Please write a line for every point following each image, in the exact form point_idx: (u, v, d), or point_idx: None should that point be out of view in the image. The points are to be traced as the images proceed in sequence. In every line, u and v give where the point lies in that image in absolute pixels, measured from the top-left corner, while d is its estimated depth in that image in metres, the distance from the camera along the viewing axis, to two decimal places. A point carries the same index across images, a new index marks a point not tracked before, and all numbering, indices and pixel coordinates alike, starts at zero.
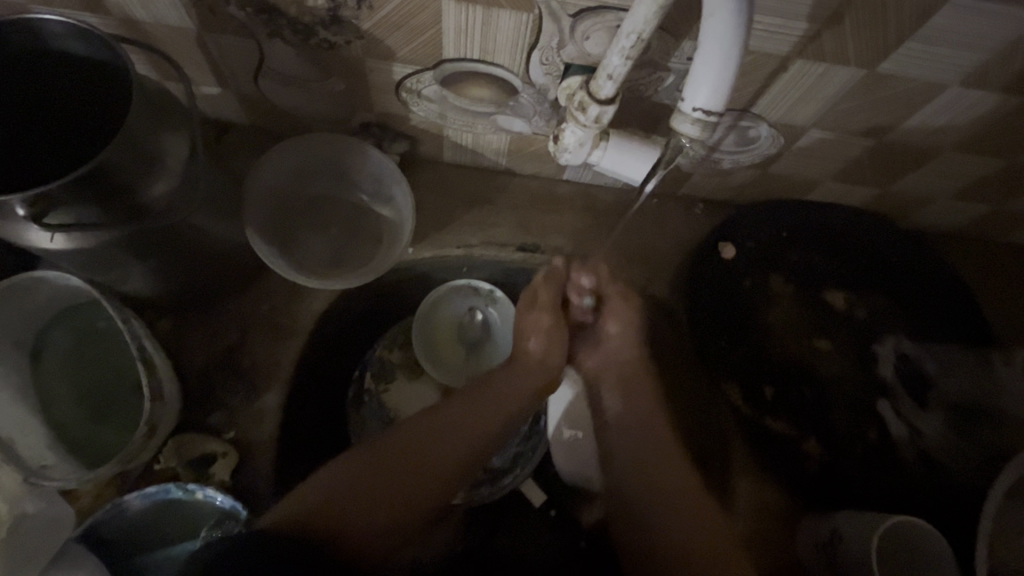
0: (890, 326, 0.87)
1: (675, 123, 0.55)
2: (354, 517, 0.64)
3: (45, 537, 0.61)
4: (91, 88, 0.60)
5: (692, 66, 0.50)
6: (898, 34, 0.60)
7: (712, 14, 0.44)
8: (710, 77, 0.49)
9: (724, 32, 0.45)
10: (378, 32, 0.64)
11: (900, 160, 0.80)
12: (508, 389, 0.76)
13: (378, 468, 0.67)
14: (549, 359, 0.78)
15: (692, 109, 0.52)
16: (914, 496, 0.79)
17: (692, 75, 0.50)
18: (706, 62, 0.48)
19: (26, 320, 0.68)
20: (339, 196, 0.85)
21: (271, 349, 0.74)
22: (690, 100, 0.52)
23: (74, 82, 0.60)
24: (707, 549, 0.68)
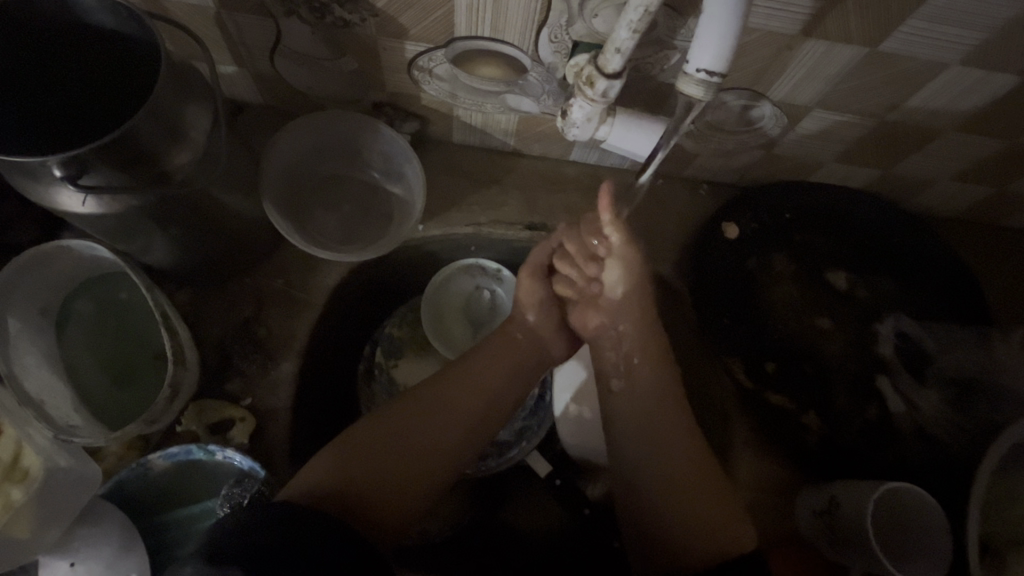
0: (890, 306, 0.89)
1: (679, 85, 0.56)
2: (368, 482, 0.67)
3: (72, 496, 0.61)
4: (124, 77, 0.63)
5: (696, 30, 0.52)
6: (900, 13, 0.61)
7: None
8: (715, 35, 0.51)
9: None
10: (392, 10, 0.67)
11: (902, 141, 0.81)
12: (510, 362, 0.80)
13: (393, 438, 0.70)
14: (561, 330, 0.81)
15: (696, 71, 0.53)
16: (912, 467, 0.80)
17: (697, 39, 0.52)
18: (708, 25, 0.51)
19: (50, 288, 0.69)
20: (351, 174, 0.87)
21: (286, 322, 0.77)
22: (694, 61, 0.53)
23: (107, 73, 0.64)
24: (704, 526, 0.70)
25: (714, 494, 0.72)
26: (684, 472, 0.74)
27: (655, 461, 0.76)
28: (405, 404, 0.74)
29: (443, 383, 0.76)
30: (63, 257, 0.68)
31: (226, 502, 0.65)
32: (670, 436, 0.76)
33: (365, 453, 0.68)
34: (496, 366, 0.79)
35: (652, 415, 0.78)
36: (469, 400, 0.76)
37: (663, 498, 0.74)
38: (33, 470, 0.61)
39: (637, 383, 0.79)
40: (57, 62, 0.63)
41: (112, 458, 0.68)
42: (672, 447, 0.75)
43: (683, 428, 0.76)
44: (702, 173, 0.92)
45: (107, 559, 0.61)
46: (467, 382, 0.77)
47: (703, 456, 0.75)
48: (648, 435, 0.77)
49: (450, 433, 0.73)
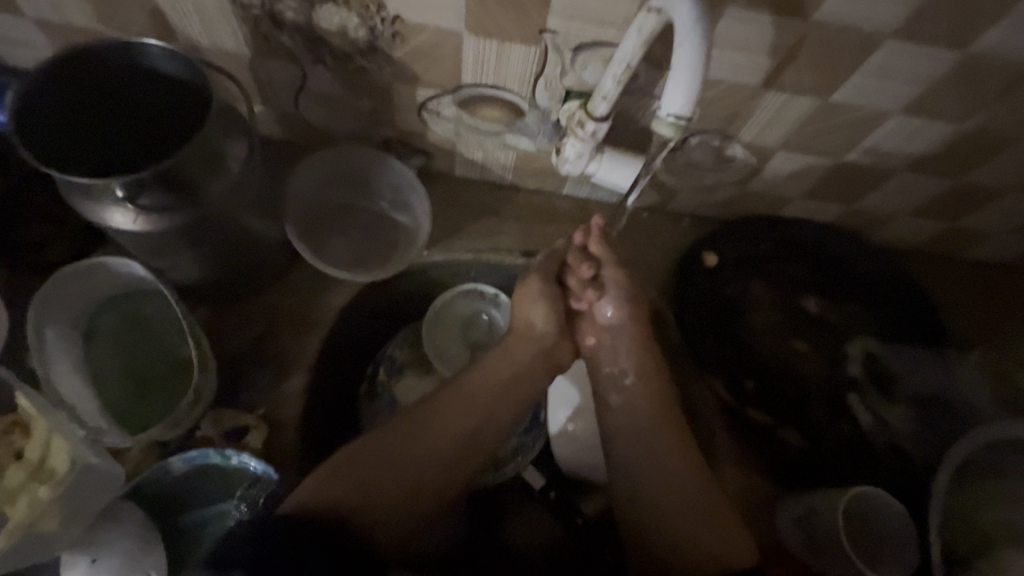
0: (859, 330, 0.97)
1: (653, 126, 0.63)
2: (377, 493, 0.72)
3: (97, 493, 0.65)
4: (174, 114, 0.71)
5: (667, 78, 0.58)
6: (845, 69, 0.71)
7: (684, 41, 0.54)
8: (682, 84, 0.57)
9: (689, 52, 0.54)
10: (408, 60, 0.76)
11: (858, 179, 0.91)
12: (503, 374, 0.84)
13: (397, 452, 0.75)
14: (556, 345, 0.87)
15: (667, 115, 0.60)
16: (884, 474, 0.86)
17: (668, 86, 0.58)
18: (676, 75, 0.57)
19: (82, 301, 0.75)
20: (360, 203, 0.94)
21: (299, 337, 0.82)
22: (666, 107, 0.59)
23: (154, 110, 0.72)
24: (697, 537, 0.77)
25: (701, 507, 0.78)
26: (671, 489, 0.80)
27: (647, 479, 0.82)
28: (407, 417, 0.79)
29: (442, 400, 0.81)
30: (100, 273, 0.74)
31: (243, 502, 0.71)
32: (659, 452, 0.81)
33: (370, 464, 0.73)
34: (490, 380, 0.83)
35: (646, 427, 0.83)
36: (465, 415, 0.80)
37: (647, 512, 0.81)
38: (60, 469, 0.64)
39: (633, 396, 0.84)
40: (114, 101, 0.71)
41: (131, 463, 0.72)
42: (660, 468, 0.81)
43: (669, 446, 0.82)
44: (683, 207, 1.01)
45: (125, 556, 0.65)
46: (468, 401, 0.81)
47: (692, 473, 0.80)
48: (642, 446, 0.83)
49: (449, 446, 0.78)
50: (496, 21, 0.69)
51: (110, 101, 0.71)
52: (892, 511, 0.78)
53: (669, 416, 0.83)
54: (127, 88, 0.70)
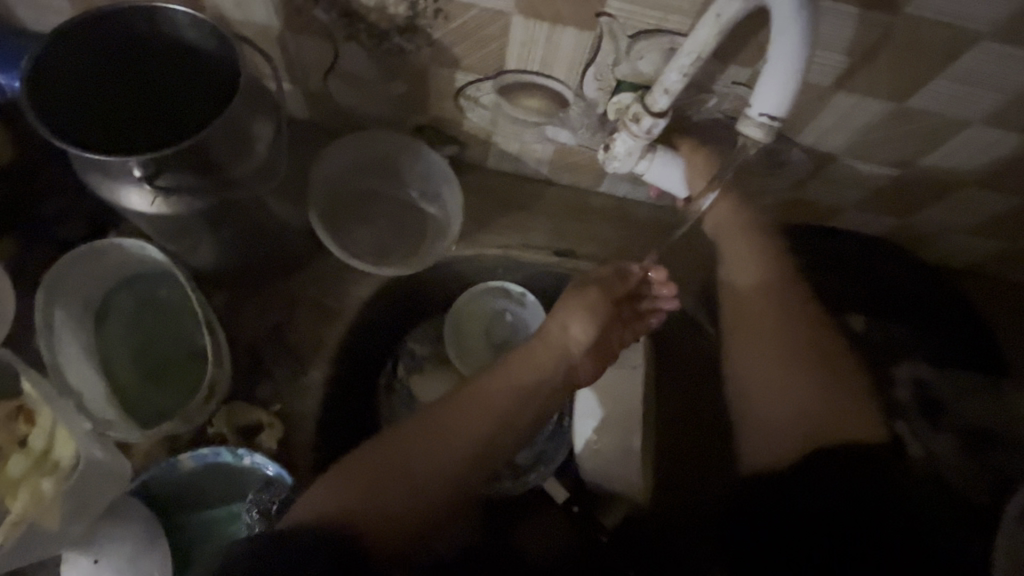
0: (909, 352, 0.91)
1: (740, 127, 0.59)
2: (384, 502, 0.65)
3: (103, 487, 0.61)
4: (198, 89, 0.67)
5: (759, 77, 0.54)
6: (927, 71, 0.65)
7: (782, 33, 0.49)
8: (778, 85, 0.53)
9: (788, 47, 0.50)
10: (449, 41, 0.71)
11: (920, 193, 0.84)
12: (520, 372, 0.76)
13: (405, 457, 0.68)
14: (581, 349, 0.79)
15: (758, 115, 0.56)
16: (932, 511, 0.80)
17: (757, 89, 0.55)
18: (772, 75, 0.53)
19: (96, 280, 0.71)
20: (387, 192, 0.89)
21: (317, 330, 0.78)
22: (757, 107, 0.56)
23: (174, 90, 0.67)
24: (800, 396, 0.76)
25: (814, 400, 0.75)
26: (778, 393, 0.77)
27: (749, 380, 0.80)
28: (419, 417, 0.71)
29: (461, 400, 0.73)
30: (113, 253, 0.70)
31: (254, 507, 0.66)
32: (767, 306, 0.81)
33: (378, 471, 0.67)
34: (511, 379, 0.75)
35: (757, 279, 0.82)
36: (490, 408, 0.73)
37: (748, 427, 0.78)
38: (64, 459, 0.60)
39: (735, 249, 0.83)
40: (132, 72, 0.66)
41: (140, 456, 0.69)
42: (759, 363, 0.79)
43: (778, 301, 0.81)
44: None
45: (130, 555, 0.62)
46: (482, 404, 0.73)
47: (797, 356, 0.78)
48: (749, 303, 0.82)
49: (467, 443, 0.71)
50: (550, 3, 0.63)
51: (128, 72, 0.66)
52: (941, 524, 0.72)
53: (771, 312, 0.81)
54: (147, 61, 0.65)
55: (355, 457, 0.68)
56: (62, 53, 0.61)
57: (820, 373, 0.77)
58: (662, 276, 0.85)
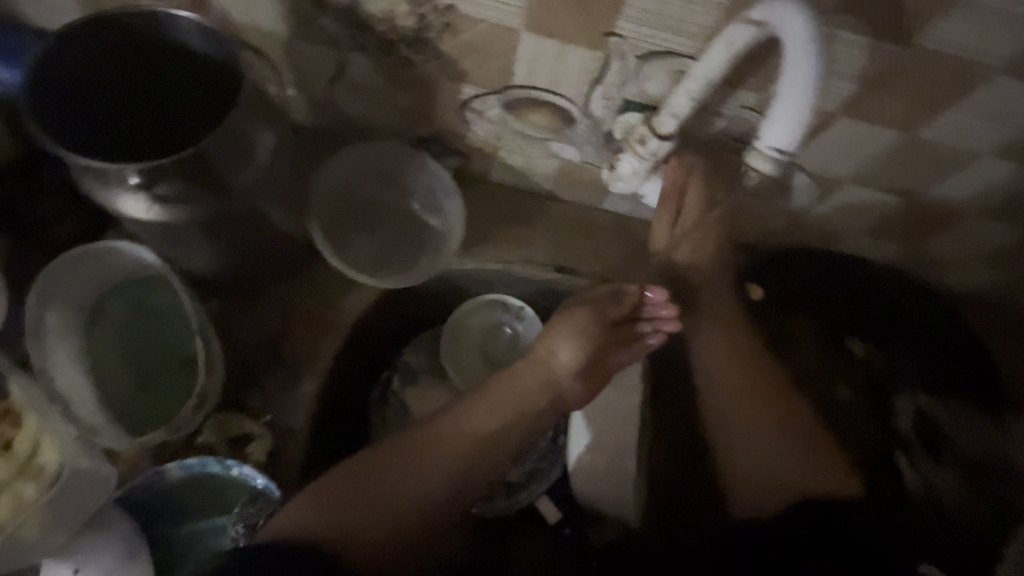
0: (908, 382, 0.92)
1: (748, 158, 0.59)
2: (363, 527, 0.66)
3: (87, 497, 0.60)
4: (199, 98, 0.67)
5: (770, 108, 0.53)
6: (938, 102, 0.64)
7: (793, 66, 0.49)
8: (787, 118, 0.52)
9: (798, 82, 0.49)
10: (456, 54, 0.70)
11: (927, 224, 0.83)
12: (507, 395, 0.75)
13: (391, 476, 0.68)
14: (573, 374, 0.78)
15: (767, 147, 0.56)
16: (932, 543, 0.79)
17: (767, 119, 0.54)
18: (781, 107, 0.52)
19: (90, 284, 0.71)
20: (389, 203, 0.88)
21: (313, 341, 0.77)
22: (765, 139, 0.55)
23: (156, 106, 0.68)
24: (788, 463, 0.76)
25: (785, 450, 0.77)
26: (749, 438, 0.79)
27: (729, 444, 0.81)
28: (405, 435, 0.71)
29: (445, 424, 0.72)
30: (107, 257, 0.69)
31: (240, 520, 0.65)
32: (744, 355, 0.83)
33: (361, 490, 0.66)
34: (496, 404, 0.74)
35: (725, 332, 0.84)
36: (472, 426, 0.72)
37: (727, 459, 0.81)
38: (51, 467, 0.60)
39: (710, 300, 0.86)
40: (132, 79, 0.66)
41: (127, 464, 0.68)
42: (732, 427, 0.80)
43: (748, 349, 0.83)
44: None
45: (113, 564, 0.61)
46: (462, 426, 0.72)
47: (760, 413, 0.79)
48: (732, 351, 0.83)
49: (451, 463, 0.70)
50: (559, 21, 0.62)
51: (128, 79, 0.66)
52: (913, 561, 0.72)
53: (726, 352, 0.83)
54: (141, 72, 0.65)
55: (339, 471, 0.68)
56: (67, 44, 0.59)
57: (792, 423, 0.79)
58: (660, 297, 0.82)
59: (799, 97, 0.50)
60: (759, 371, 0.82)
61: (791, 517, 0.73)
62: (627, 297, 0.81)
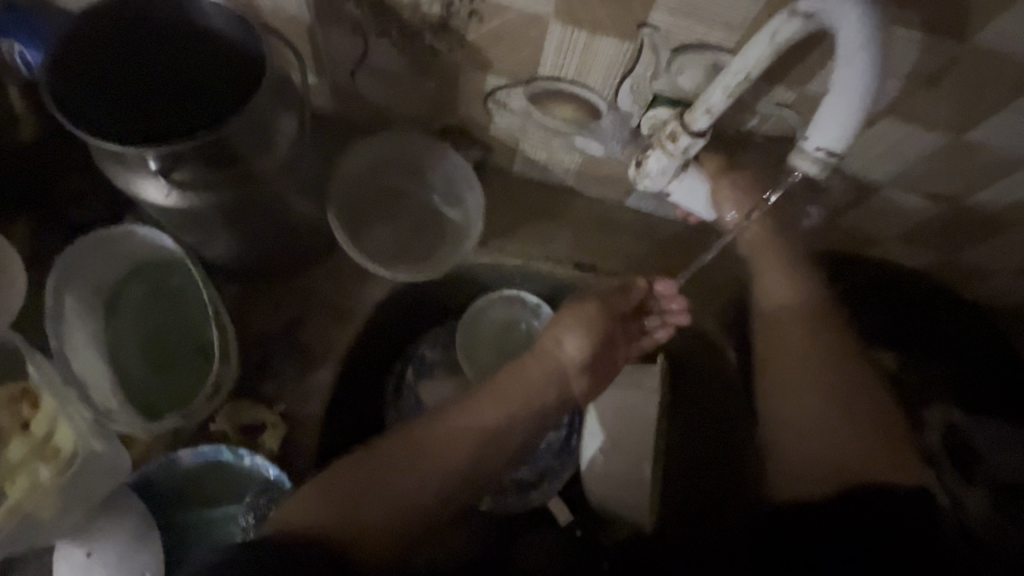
0: (938, 395, 0.88)
1: (793, 158, 0.57)
2: (368, 515, 0.62)
3: (103, 480, 0.61)
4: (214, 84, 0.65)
5: (820, 107, 0.52)
6: (990, 103, 0.61)
7: (848, 62, 0.47)
8: (838, 117, 0.50)
9: (852, 80, 0.47)
10: (482, 43, 0.68)
11: (968, 232, 0.79)
12: (517, 385, 0.73)
13: (396, 467, 0.65)
14: (580, 369, 0.76)
15: (815, 148, 0.54)
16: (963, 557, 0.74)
17: (816, 118, 0.52)
18: (833, 105, 0.51)
19: (109, 268, 0.71)
20: (408, 193, 0.87)
21: (328, 332, 0.76)
22: (814, 138, 0.54)
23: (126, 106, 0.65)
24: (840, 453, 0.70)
25: (845, 439, 0.70)
26: (809, 413, 0.72)
27: (774, 429, 0.75)
28: (427, 421, 0.69)
29: (463, 414, 0.70)
30: (128, 240, 0.69)
31: (249, 512, 0.64)
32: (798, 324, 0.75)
33: (370, 477, 0.64)
34: (508, 392, 0.72)
35: (788, 285, 0.76)
36: (498, 416, 0.71)
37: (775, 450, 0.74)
38: (66, 449, 0.61)
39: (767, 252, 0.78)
40: (149, 63, 0.64)
41: (142, 448, 0.68)
42: (772, 397, 0.75)
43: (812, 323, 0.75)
44: None
45: (122, 550, 0.61)
46: (471, 418, 0.69)
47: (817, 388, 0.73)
48: (791, 313, 0.76)
49: (470, 453, 0.68)
50: (590, 10, 0.60)
51: (145, 62, 0.64)
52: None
53: (792, 325, 0.75)
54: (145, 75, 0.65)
55: (351, 459, 0.65)
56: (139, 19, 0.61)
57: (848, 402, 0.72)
58: (669, 289, 0.81)
59: (853, 96, 0.49)
60: (826, 338, 0.75)
61: (834, 508, 0.68)
62: (636, 291, 0.79)
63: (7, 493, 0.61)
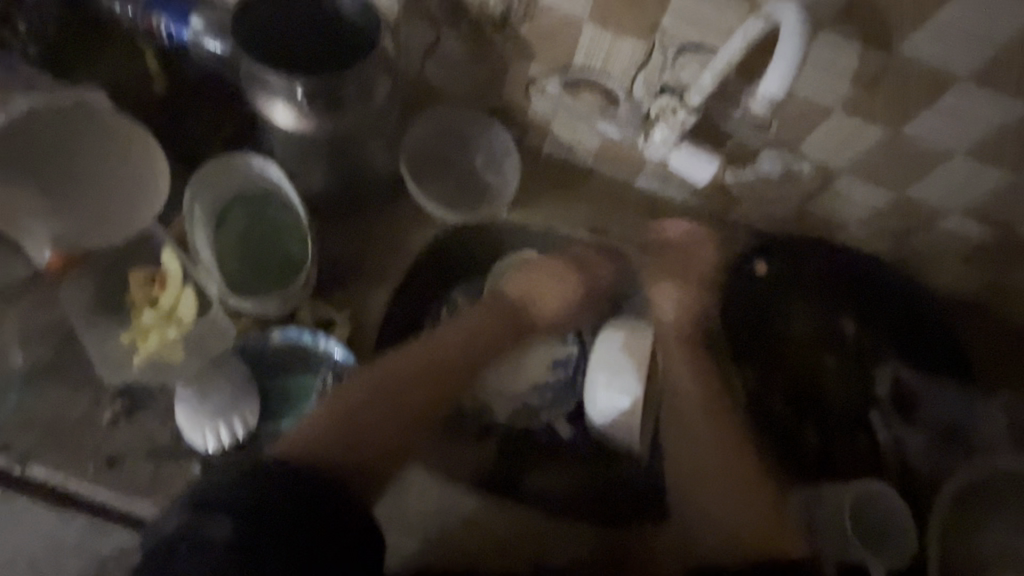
0: (890, 355, 1.02)
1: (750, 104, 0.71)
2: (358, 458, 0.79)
3: (214, 338, 0.79)
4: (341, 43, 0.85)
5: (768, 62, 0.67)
6: (918, 102, 0.79)
7: (787, 37, 0.64)
8: (780, 67, 0.66)
9: (790, 46, 0.64)
10: (530, 37, 0.88)
11: (913, 219, 0.97)
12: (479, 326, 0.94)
13: (356, 413, 0.80)
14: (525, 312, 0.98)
15: (764, 94, 0.68)
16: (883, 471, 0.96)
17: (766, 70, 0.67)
18: (777, 59, 0.66)
19: (219, 189, 0.87)
20: (457, 157, 1.05)
21: (385, 262, 0.94)
22: (763, 86, 0.68)
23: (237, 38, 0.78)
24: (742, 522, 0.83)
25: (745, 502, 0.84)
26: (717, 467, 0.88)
27: (688, 473, 0.89)
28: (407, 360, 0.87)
29: (427, 356, 0.88)
30: (239, 166, 0.87)
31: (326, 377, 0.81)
32: (693, 429, 0.91)
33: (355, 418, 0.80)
34: (459, 342, 0.91)
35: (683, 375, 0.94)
36: (454, 357, 0.89)
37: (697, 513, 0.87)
38: (190, 315, 0.79)
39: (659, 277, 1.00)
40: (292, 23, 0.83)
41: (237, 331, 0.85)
42: (688, 444, 0.90)
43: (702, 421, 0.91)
44: (743, 219, 1.06)
45: (231, 395, 0.77)
46: (439, 357, 0.88)
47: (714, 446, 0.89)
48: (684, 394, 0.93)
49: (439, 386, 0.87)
50: (615, 13, 0.81)
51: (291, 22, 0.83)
52: (883, 493, 0.84)
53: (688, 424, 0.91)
54: (263, 22, 0.81)
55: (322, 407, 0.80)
56: None
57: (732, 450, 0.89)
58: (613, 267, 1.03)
59: (789, 50, 0.64)
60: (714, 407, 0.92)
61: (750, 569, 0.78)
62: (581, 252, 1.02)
63: (141, 347, 0.78)
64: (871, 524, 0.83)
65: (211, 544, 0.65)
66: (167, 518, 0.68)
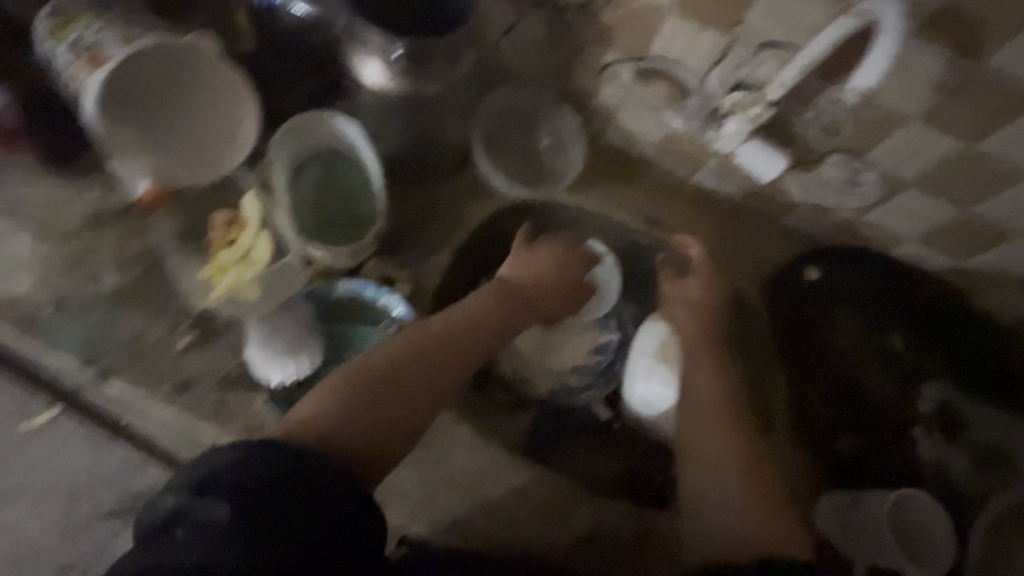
0: (937, 373, 1.01)
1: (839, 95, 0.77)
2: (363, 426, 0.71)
3: (284, 283, 0.86)
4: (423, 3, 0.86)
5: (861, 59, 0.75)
6: (999, 117, 0.77)
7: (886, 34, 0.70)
8: (874, 66, 0.73)
9: (888, 43, 0.71)
10: (610, 23, 0.90)
11: (978, 239, 0.94)
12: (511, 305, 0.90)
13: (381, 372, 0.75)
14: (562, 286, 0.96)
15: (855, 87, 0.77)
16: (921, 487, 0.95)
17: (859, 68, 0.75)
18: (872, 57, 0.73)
19: (298, 143, 0.90)
20: (523, 138, 1.08)
21: (445, 228, 0.97)
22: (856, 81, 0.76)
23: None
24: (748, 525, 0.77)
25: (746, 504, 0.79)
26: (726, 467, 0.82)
27: (700, 472, 0.83)
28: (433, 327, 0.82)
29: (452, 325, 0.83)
30: (322, 125, 0.90)
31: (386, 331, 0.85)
32: (704, 427, 0.85)
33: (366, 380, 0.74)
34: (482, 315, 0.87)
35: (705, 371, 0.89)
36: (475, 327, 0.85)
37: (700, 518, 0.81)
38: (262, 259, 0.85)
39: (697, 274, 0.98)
40: None
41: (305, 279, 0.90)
42: (700, 442, 0.84)
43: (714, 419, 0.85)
44: (798, 223, 1.06)
45: (298, 335, 0.82)
46: (465, 328, 0.84)
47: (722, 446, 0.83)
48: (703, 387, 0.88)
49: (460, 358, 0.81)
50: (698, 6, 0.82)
51: None
52: (925, 503, 0.85)
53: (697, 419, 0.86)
54: None
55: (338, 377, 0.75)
56: None
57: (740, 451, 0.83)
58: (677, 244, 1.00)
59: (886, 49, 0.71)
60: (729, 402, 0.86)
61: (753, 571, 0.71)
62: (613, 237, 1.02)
63: (218, 281, 0.86)
64: (911, 533, 0.85)
65: (211, 530, 0.56)
66: (168, 494, 0.60)
